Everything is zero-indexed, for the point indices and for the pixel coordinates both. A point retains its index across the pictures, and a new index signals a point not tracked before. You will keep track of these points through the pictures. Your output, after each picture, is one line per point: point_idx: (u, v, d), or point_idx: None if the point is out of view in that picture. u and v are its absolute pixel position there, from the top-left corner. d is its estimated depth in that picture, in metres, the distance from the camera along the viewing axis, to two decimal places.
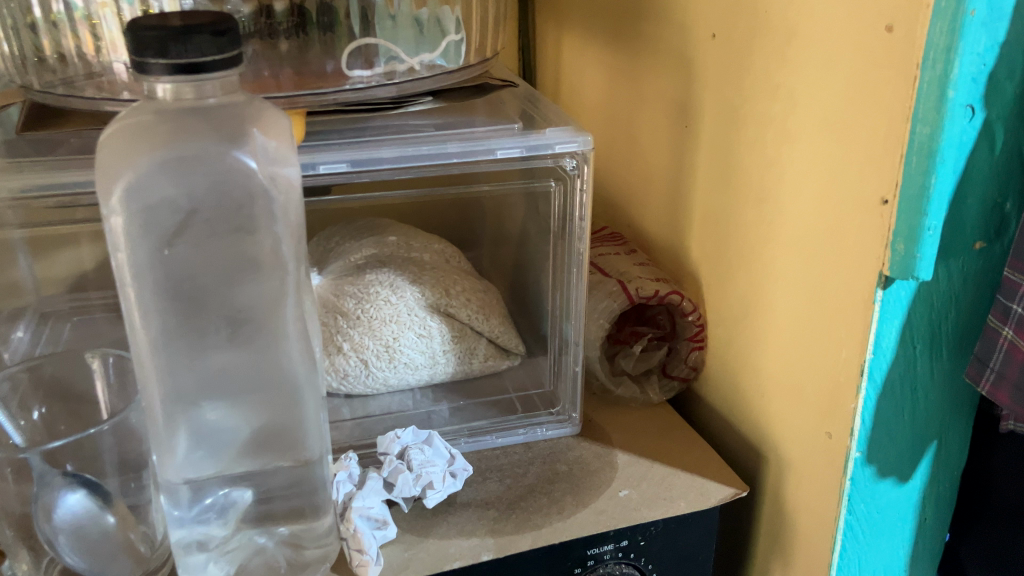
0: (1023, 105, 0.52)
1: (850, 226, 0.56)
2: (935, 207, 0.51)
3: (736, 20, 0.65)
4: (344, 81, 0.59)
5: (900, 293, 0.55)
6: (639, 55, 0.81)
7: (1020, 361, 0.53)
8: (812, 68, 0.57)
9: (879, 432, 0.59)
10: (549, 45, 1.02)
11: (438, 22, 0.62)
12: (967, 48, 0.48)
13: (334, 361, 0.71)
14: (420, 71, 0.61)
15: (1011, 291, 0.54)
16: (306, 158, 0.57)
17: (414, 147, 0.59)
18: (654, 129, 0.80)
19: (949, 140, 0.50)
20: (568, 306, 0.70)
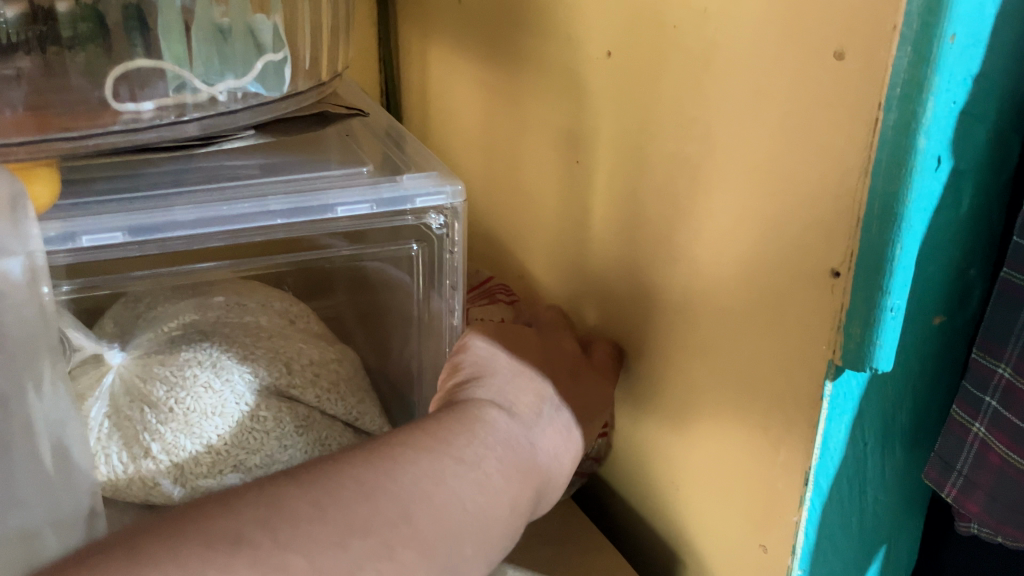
0: (995, 151, 0.42)
1: (791, 303, 0.44)
2: (900, 283, 0.40)
3: (636, 36, 0.52)
4: (113, 119, 0.44)
5: (851, 385, 0.44)
6: (518, 73, 0.68)
7: (994, 466, 0.43)
8: (735, 101, 0.45)
9: (823, 546, 0.49)
10: (415, 55, 0.88)
11: (251, 34, 0.47)
12: (943, 85, 0.37)
13: (141, 467, 0.57)
14: (224, 103, 0.46)
15: (983, 379, 0.43)
16: (64, 227, 0.41)
17: (222, 205, 0.44)
18: (541, 160, 0.67)
19: (917, 200, 0.39)
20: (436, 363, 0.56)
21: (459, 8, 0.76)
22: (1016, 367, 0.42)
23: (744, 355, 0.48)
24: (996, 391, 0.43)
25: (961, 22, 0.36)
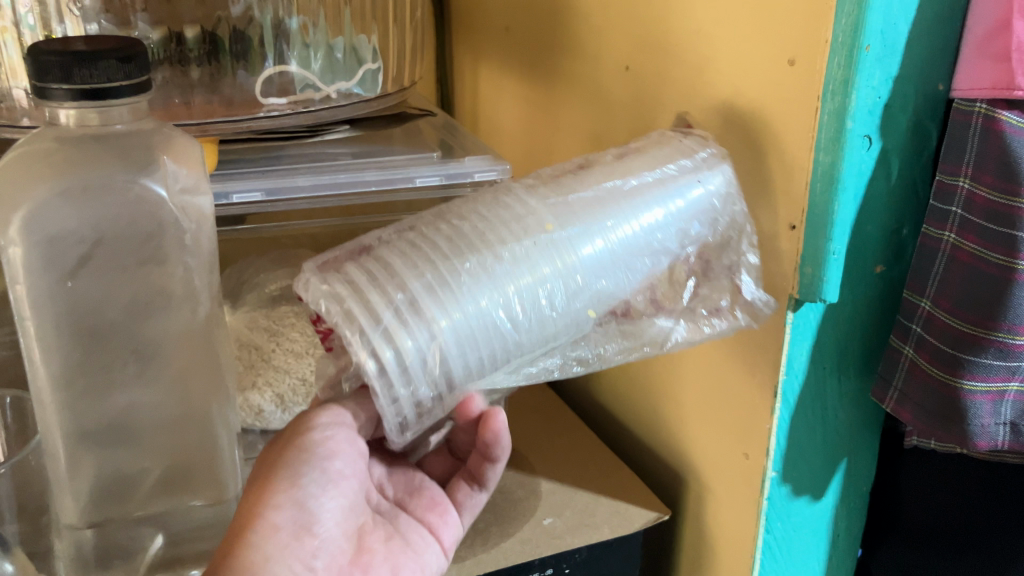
0: (916, 136, 0.55)
1: (763, 254, 0.57)
2: (839, 233, 0.53)
3: (648, 53, 0.66)
4: (259, 108, 0.62)
5: (809, 316, 0.57)
6: (553, 87, 0.83)
7: (920, 380, 0.56)
8: (718, 99, 0.59)
9: (793, 451, 0.61)
10: (466, 75, 1.03)
11: (354, 51, 0.64)
12: (864, 81, 0.50)
13: (249, 398, 0.70)
14: (336, 99, 0.64)
15: (910, 311, 0.56)
16: (219, 188, 0.57)
17: (329, 172, 0.60)
18: (572, 158, 0.81)
19: (850, 168, 0.52)
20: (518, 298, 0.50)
21: (506, 34, 0.91)
22: (934, 300, 0.54)
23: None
24: (920, 320, 0.55)
25: (874, 36, 0.49)
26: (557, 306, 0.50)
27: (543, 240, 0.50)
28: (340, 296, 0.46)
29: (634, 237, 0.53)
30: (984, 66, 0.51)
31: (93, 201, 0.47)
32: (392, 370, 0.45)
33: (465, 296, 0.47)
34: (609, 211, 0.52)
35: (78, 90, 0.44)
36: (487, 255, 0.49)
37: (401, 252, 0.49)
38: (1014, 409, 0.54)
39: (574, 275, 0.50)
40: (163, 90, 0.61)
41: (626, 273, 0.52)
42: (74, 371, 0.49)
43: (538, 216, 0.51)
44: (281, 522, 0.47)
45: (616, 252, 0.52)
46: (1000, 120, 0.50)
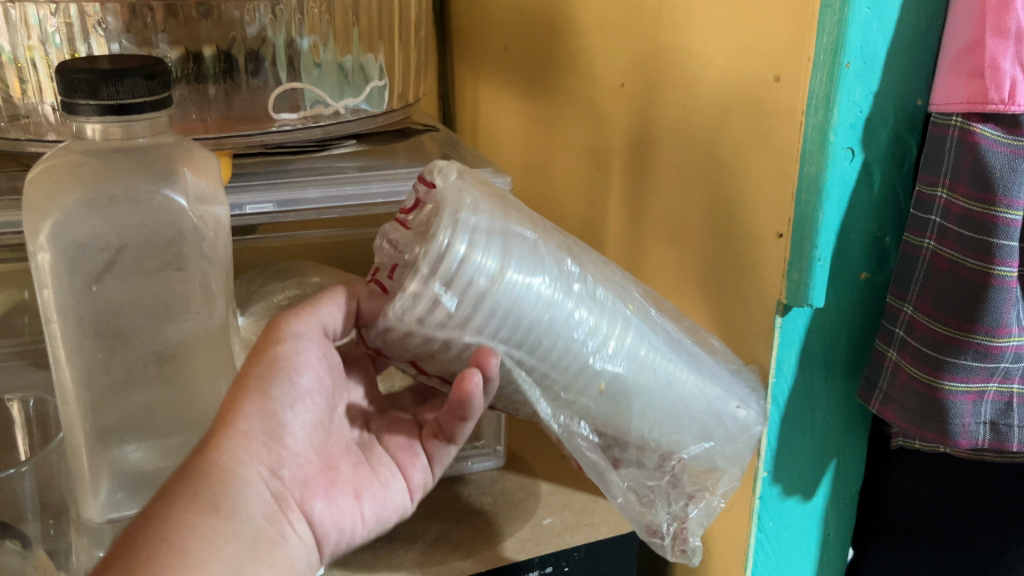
0: (896, 149, 0.57)
1: (750, 262, 0.60)
2: (823, 240, 0.56)
3: (640, 71, 0.69)
4: (271, 123, 0.65)
5: (797, 321, 0.59)
6: (551, 103, 0.86)
7: (903, 381, 0.58)
8: (706, 114, 0.62)
9: (783, 452, 0.63)
10: (467, 94, 1.07)
11: (362, 68, 0.69)
12: (845, 97, 0.53)
13: None
14: (345, 115, 0.67)
15: (893, 315, 0.59)
16: (234, 199, 0.61)
17: (338, 185, 0.63)
18: (570, 171, 0.84)
19: (833, 179, 0.55)
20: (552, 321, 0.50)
21: (505, 52, 0.94)
22: (916, 305, 0.57)
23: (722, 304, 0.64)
24: (903, 324, 0.58)
25: (854, 54, 0.52)
26: (583, 355, 0.50)
27: (613, 322, 0.52)
28: (467, 209, 0.46)
29: (677, 366, 0.55)
30: (958, 82, 0.54)
31: (118, 210, 0.50)
32: (445, 269, 0.45)
33: (517, 296, 0.47)
34: (666, 340, 0.55)
35: (105, 105, 0.47)
36: (572, 300, 0.50)
37: (553, 248, 0.51)
38: (994, 409, 0.57)
39: (610, 352, 0.51)
40: (180, 106, 0.64)
41: (648, 378, 0.53)
42: (97, 371, 0.52)
43: (622, 306, 0.53)
44: (253, 427, 0.48)
45: (654, 358, 0.53)
46: (976, 133, 0.53)
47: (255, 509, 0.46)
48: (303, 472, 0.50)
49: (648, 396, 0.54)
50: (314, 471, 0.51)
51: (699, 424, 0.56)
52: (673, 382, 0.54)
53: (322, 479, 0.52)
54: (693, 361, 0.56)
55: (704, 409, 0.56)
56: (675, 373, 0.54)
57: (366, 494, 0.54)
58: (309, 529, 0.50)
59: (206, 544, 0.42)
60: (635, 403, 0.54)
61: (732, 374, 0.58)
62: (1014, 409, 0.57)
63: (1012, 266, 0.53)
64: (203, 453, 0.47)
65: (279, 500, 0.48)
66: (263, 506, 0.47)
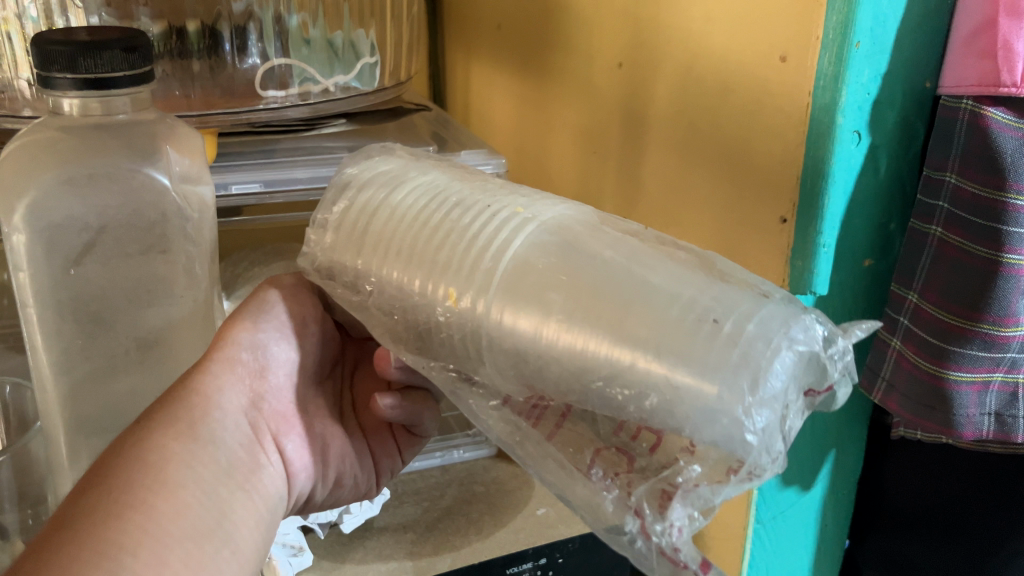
0: (903, 132, 0.56)
1: (750, 249, 0.59)
2: (829, 226, 0.55)
3: (639, 49, 0.67)
4: (259, 101, 0.63)
5: None
6: (546, 83, 0.83)
7: (906, 370, 0.57)
8: (709, 96, 0.60)
9: None
10: (459, 73, 1.04)
11: (352, 45, 0.67)
12: (854, 78, 0.51)
13: None
14: (335, 93, 0.65)
15: (898, 303, 0.57)
16: (219, 179, 0.60)
17: (329, 165, 0.62)
18: (565, 154, 0.82)
19: (839, 163, 0.53)
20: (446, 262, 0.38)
21: (498, 31, 0.92)
22: (921, 293, 0.56)
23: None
24: (908, 313, 0.57)
25: (864, 33, 0.50)
26: (454, 247, 0.38)
27: (503, 214, 0.39)
28: (380, 158, 0.46)
29: (623, 260, 0.36)
30: (969, 63, 0.52)
31: (98, 190, 0.48)
32: (341, 186, 0.43)
33: (391, 201, 0.41)
34: (610, 238, 0.38)
35: (82, 79, 0.45)
36: (449, 203, 0.40)
37: (472, 180, 0.43)
38: (999, 400, 0.56)
39: (497, 237, 0.38)
40: (164, 82, 0.62)
41: (554, 265, 0.36)
42: (76, 358, 0.50)
43: (542, 207, 0.40)
44: (244, 357, 0.48)
45: (560, 242, 0.37)
46: (986, 116, 0.51)
47: (230, 436, 0.45)
48: (282, 409, 0.50)
49: (570, 308, 0.35)
50: (290, 426, 0.51)
51: (687, 367, 0.32)
52: (624, 286, 0.35)
53: (296, 427, 0.51)
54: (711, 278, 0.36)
55: (681, 342, 0.33)
56: (619, 271, 0.35)
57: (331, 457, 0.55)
58: (281, 464, 0.49)
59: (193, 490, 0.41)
60: (571, 316, 0.35)
61: (738, 301, 0.34)
62: (1019, 400, 0.56)
63: (1022, 254, 0.52)
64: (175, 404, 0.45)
65: (256, 428, 0.47)
66: (240, 433, 0.46)
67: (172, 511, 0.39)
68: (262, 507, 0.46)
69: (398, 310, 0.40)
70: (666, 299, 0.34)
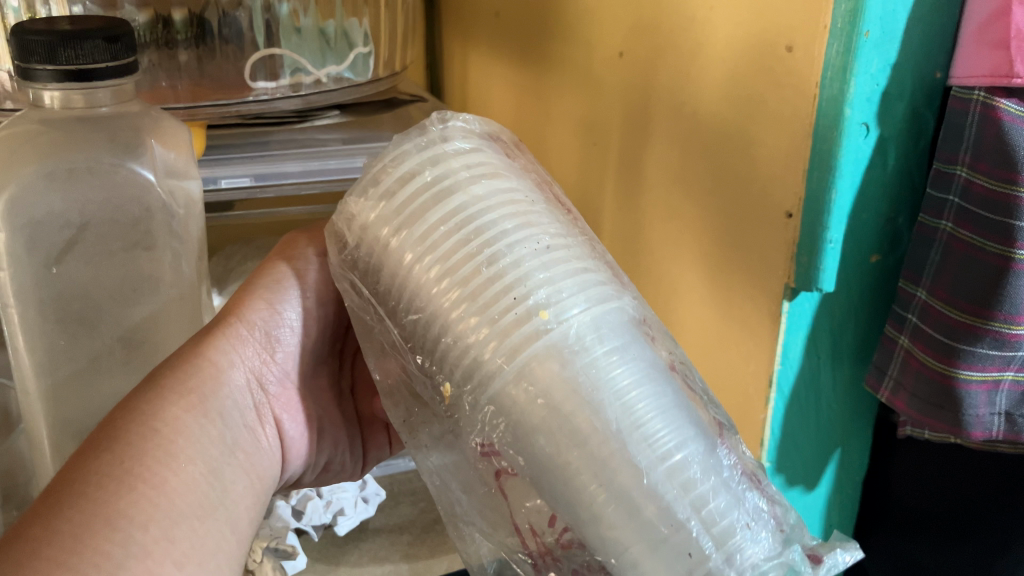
0: (913, 124, 0.54)
1: (753, 243, 0.57)
2: (835, 222, 0.53)
3: (641, 38, 0.65)
4: (248, 93, 0.62)
5: (805, 306, 0.56)
6: (545, 73, 0.82)
7: (914, 369, 0.55)
8: (714, 87, 0.58)
9: (785, 443, 0.61)
10: (457, 60, 1.02)
11: (346, 34, 0.65)
12: (862, 68, 0.49)
13: None
14: (326, 84, 0.65)
15: (906, 300, 0.56)
16: (208, 172, 0.59)
17: (320, 159, 0.61)
18: (565, 146, 0.80)
19: (847, 156, 0.51)
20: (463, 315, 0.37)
21: (496, 20, 0.90)
22: (930, 289, 0.54)
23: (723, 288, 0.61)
24: (916, 309, 0.55)
25: (874, 21, 0.48)
26: (461, 345, 0.37)
27: (524, 313, 0.36)
28: (449, 142, 0.41)
29: (638, 403, 0.35)
30: (981, 52, 0.50)
31: (80, 184, 0.47)
32: (382, 186, 0.40)
33: (414, 242, 0.38)
34: (632, 363, 0.36)
35: (62, 69, 0.43)
36: (466, 286, 0.37)
37: (518, 227, 0.38)
38: (1009, 399, 0.55)
39: (506, 346, 0.36)
40: (150, 72, 0.61)
41: (545, 409, 0.35)
42: (60, 358, 0.49)
43: (574, 304, 0.36)
44: (252, 333, 0.47)
45: (572, 377, 0.35)
46: (998, 108, 0.50)
47: (237, 417, 0.45)
48: (286, 389, 0.50)
49: (561, 456, 0.35)
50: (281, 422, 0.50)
51: (645, 545, 0.35)
52: (618, 462, 0.34)
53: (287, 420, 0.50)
54: (695, 453, 0.36)
55: (650, 524, 0.35)
56: (619, 437, 0.34)
57: (327, 435, 0.55)
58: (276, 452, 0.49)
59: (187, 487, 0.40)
60: (571, 442, 0.35)
61: (716, 495, 0.36)
62: None
63: None
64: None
65: (258, 409, 0.47)
66: (245, 424, 0.45)
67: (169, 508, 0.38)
68: (260, 488, 0.46)
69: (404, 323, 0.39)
70: (661, 470, 0.35)
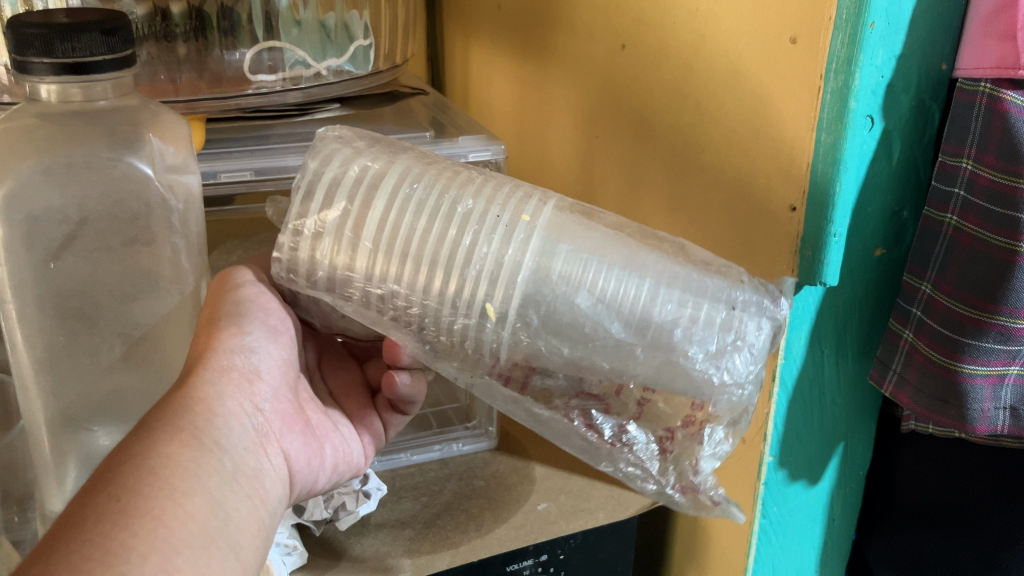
0: (918, 116, 0.54)
1: (757, 239, 0.57)
2: (840, 215, 0.52)
3: (642, 30, 0.65)
4: (248, 85, 0.62)
5: (808, 300, 0.56)
6: (546, 65, 0.81)
7: (918, 363, 0.55)
8: (717, 80, 0.58)
9: (789, 437, 0.61)
10: (457, 53, 1.02)
11: (346, 27, 0.65)
12: (867, 60, 0.49)
13: None
14: (327, 76, 0.64)
15: (909, 294, 0.56)
16: (207, 167, 0.59)
17: None
18: (566, 140, 0.80)
19: (853, 149, 0.51)
20: (457, 247, 0.45)
21: (497, 12, 0.90)
22: (935, 283, 0.54)
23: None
24: (920, 304, 0.55)
25: (880, 13, 0.48)
26: (473, 260, 0.45)
27: (509, 220, 0.45)
28: (348, 147, 0.48)
29: (618, 256, 0.44)
30: (988, 44, 0.49)
31: (77, 178, 0.47)
32: (314, 203, 0.46)
33: (381, 216, 0.45)
34: (588, 233, 0.45)
35: (60, 63, 0.43)
36: (443, 224, 0.45)
37: (448, 179, 0.47)
38: (1014, 393, 0.54)
39: (511, 249, 0.44)
40: (149, 66, 0.61)
41: (559, 293, 0.44)
42: (59, 353, 0.50)
43: (540, 210, 0.46)
44: (236, 364, 0.47)
45: (561, 264, 0.44)
46: (1005, 100, 0.49)
47: (236, 441, 0.45)
48: (280, 406, 0.50)
49: (591, 316, 0.44)
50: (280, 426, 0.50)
51: (685, 350, 0.44)
52: (629, 301, 0.44)
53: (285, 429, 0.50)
54: (679, 280, 0.45)
55: (687, 331, 0.44)
56: (617, 281, 0.44)
57: (328, 443, 0.55)
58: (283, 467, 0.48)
59: (190, 479, 0.40)
60: (592, 299, 0.44)
61: (718, 287, 0.45)
62: None
63: None
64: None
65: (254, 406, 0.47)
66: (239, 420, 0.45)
67: (168, 503, 0.38)
68: (263, 512, 0.45)
69: (409, 294, 0.45)
70: (666, 292, 0.44)
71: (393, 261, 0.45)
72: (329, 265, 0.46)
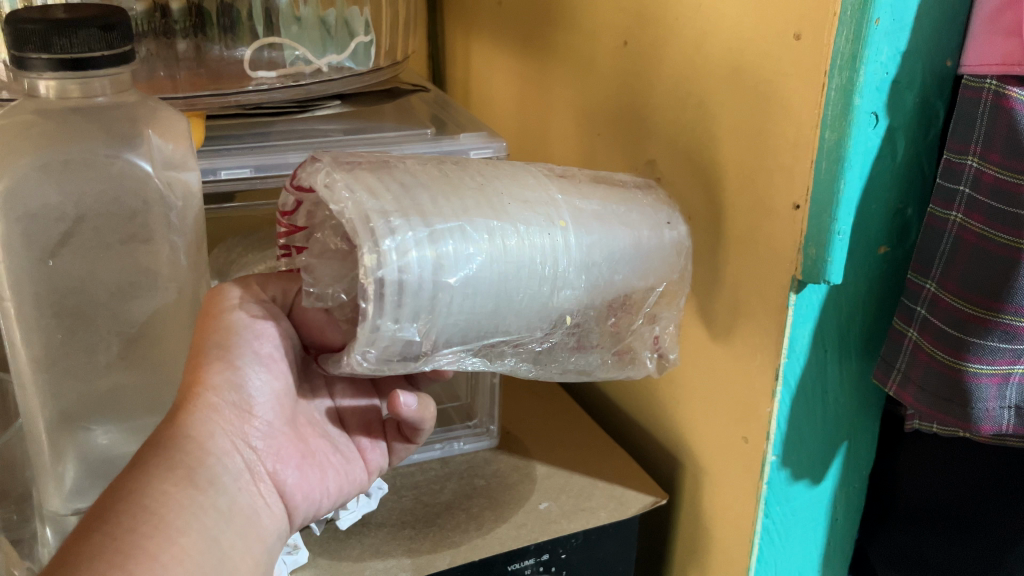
0: (922, 113, 0.53)
1: (761, 237, 0.56)
2: (844, 212, 0.52)
3: (644, 26, 0.65)
4: (248, 81, 0.61)
5: (812, 298, 0.56)
6: (548, 61, 0.81)
7: (923, 362, 0.54)
8: (721, 76, 0.57)
9: (792, 437, 0.60)
10: (458, 50, 1.02)
11: (346, 23, 0.65)
12: (872, 57, 0.48)
13: None
14: (327, 73, 0.64)
15: (914, 293, 0.55)
16: (207, 164, 0.58)
17: (322, 150, 0.60)
18: (567, 135, 0.80)
19: (857, 147, 0.50)
20: (516, 258, 0.47)
21: (498, 8, 0.89)
22: (940, 282, 0.53)
23: (714, 290, 0.62)
24: (925, 302, 0.54)
25: (884, 9, 0.48)
26: (541, 276, 0.48)
27: (551, 226, 0.49)
28: (360, 193, 0.44)
29: (595, 220, 0.52)
30: (994, 41, 0.49)
31: (75, 175, 0.47)
32: (394, 259, 0.43)
33: (460, 254, 0.45)
34: (557, 201, 0.51)
35: (57, 59, 0.42)
36: (506, 240, 0.47)
37: (447, 189, 0.48)
38: (1019, 392, 0.53)
39: (557, 254, 0.49)
40: (148, 63, 0.61)
41: (589, 272, 0.51)
42: (57, 351, 0.50)
43: (557, 209, 0.50)
44: (225, 403, 0.47)
45: (580, 244, 0.50)
46: (1011, 97, 0.49)
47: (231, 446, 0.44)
48: (271, 433, 0.50)
49: (602, 284, 0.52)
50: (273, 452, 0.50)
51: (647, 288, 0.56)
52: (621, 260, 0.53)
53: (282, 455, 0.50)
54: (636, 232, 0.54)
55: (655, 274, 0.55)
56: (606, 242, 0.52)
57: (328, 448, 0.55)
58: (276, 499, 0.49)
59: None
60: (603, 267, 0.52)
61: (646, 220, 0.55)
62: None
63: None
64: (180, 411, 0.46)
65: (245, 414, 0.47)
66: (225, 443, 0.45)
67: None
68: (259, 550, 0.47)
69: (488, 315, 0.47)
70: (638, 246, 0.54)
71: (471, 292, 0.46)
72: (417, 317, 0.45)
